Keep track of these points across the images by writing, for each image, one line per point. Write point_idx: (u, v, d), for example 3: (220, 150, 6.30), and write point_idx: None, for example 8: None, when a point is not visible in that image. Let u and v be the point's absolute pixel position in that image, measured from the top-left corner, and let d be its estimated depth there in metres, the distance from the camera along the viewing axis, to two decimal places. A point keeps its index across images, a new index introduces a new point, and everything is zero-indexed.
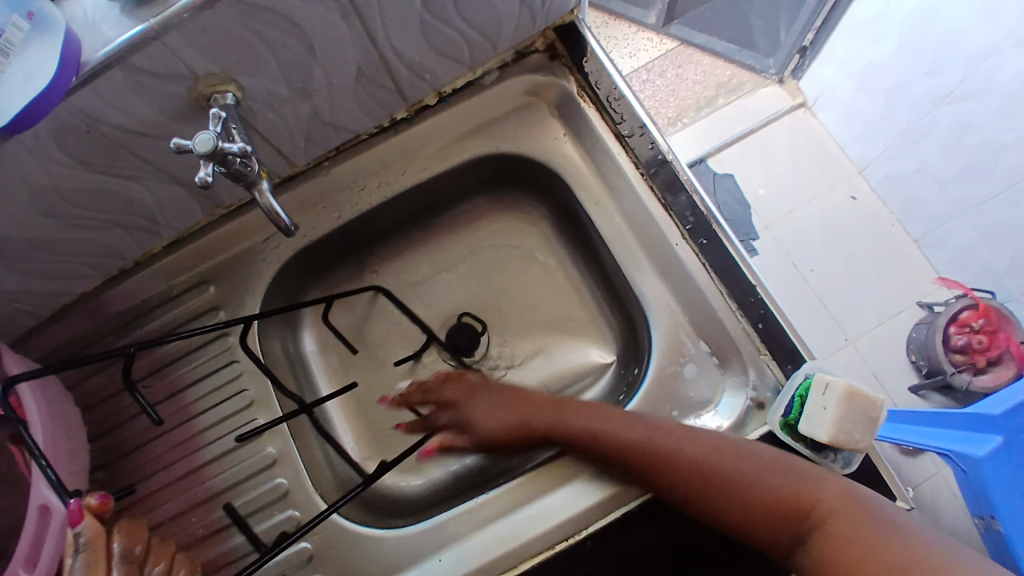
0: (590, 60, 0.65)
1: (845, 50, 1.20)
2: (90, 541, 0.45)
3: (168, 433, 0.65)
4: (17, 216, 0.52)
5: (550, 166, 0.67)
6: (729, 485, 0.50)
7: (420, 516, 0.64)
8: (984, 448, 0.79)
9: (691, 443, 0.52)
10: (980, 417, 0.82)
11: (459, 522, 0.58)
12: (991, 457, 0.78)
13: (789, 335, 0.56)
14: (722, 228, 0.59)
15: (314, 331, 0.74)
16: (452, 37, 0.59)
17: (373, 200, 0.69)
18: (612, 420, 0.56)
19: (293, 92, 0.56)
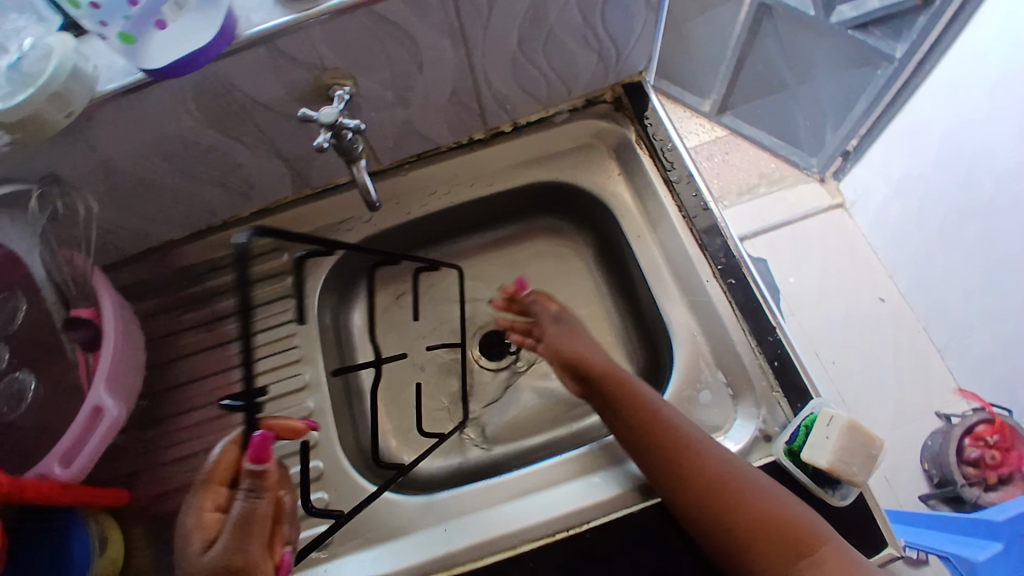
0: (650, 115, 0.73)
1: (885, 158, 1.30)
2: (263, 493, 0.47)
3: (221, 372, 0.73)
4: (144, 154, 0.62)
5: (602, 201, 0.74)
6: (750, 497, 0.52)
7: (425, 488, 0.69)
8: (983, 553, 0.79)
9: (720, 455, 0.55)
10: (980, 524, 0.83)
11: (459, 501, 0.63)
12: (989, 562, 0.77)
13: (803, 377, 0.60)
14: (751, 273, 0.64)
15: (362, 309, 0.80)
16: (535, 77, 0.69)
17: (440, 204, 0.77)
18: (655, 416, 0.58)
19: (395, 97, 0.66)
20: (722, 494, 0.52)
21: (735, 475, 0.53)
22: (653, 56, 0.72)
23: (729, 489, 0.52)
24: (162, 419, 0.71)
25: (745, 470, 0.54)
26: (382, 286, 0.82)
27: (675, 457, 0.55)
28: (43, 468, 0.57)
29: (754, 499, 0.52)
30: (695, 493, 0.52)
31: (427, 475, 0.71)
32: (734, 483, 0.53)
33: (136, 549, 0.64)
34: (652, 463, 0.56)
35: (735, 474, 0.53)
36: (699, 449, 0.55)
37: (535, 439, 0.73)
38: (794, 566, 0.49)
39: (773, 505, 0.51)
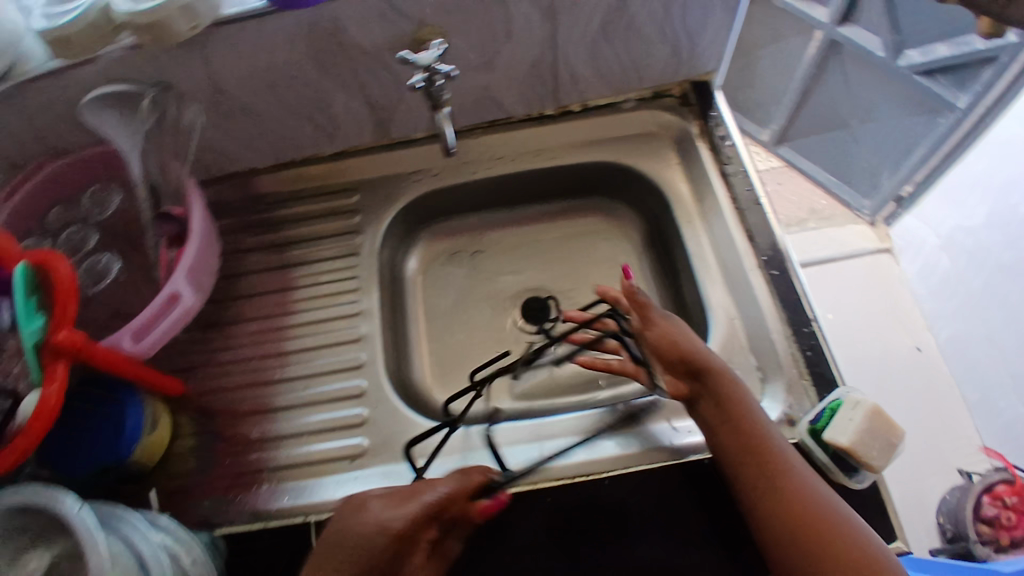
0: (716, 113, 0.77)
1: (949, 208, 1.30)
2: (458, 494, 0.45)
3: (281, 292, 0.78)
4: (250, 80, 0.68)
5: (657, 186, 0.78)
6: (832, 524, 0.49)
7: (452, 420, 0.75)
8: None
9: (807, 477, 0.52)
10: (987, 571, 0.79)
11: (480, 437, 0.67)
12: None
13: (832, 368, 0.62)
14: (794, 265, 0.67)
15: (419, 254, 0.86)
16: (611, 62, 0.74)
17: (505, 169, 0.81)
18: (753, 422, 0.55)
19: (480, 62, 0.71)
20: (802, 514, 0.49)
21: (821, 500, 0.50)
22: (724, 58, 0.76)
23: (810, 509, 0.50)
24: (221, 323, 0.77)
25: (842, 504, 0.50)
26: (438, 240, 0.87)
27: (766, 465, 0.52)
28: (116, 341, 0.63)
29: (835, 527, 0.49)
30: (777, 505, 0.50)
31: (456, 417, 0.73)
32: (817, 506, 0.50)
33: (182, 434, 0.71)
34: (738, 468, 0.53)
35: (822, 499, 0.50)
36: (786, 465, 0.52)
37: (563, 401, 0.76)
38: None
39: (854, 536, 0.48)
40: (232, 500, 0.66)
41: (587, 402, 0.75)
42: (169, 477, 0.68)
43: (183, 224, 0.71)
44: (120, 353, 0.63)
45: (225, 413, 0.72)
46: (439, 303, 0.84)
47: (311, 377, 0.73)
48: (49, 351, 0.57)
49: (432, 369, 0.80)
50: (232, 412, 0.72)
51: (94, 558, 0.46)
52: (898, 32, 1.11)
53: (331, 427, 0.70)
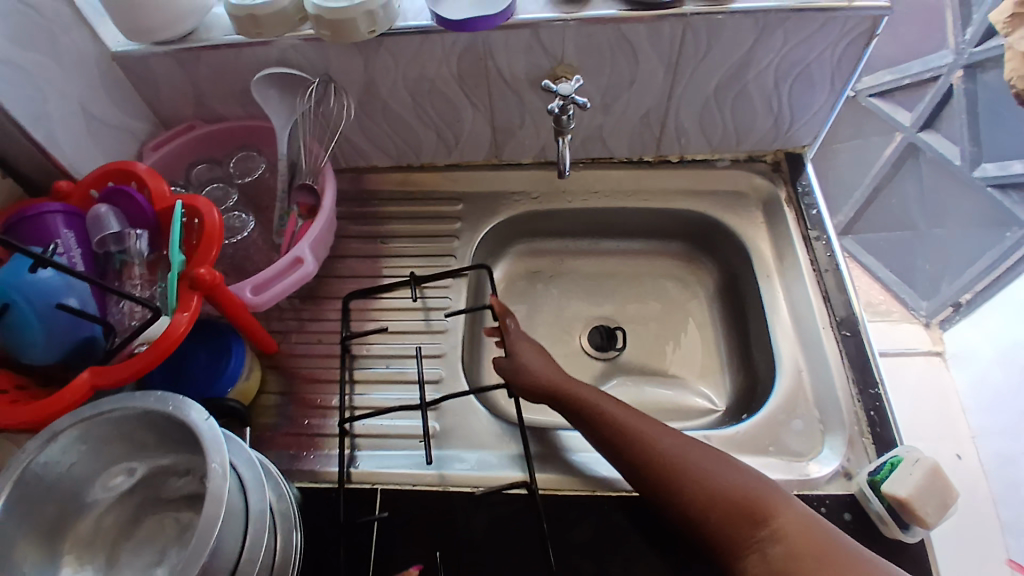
0: (804, 183, 0.83)
1: (999, 327, 1.27)
2: None
3: (373, 277, 0.84)
4: (399, 85, 0.76)
5: (740, 240, 0.83)
6: (706, 476, 0.55)
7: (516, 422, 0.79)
8: None
9: (680, 445, 0.58)
10: None
11: (543, 440, 0.70)
12: None
13: (893, 431, 0.65)
14: (866, 329, 0.71)
15: (503, 268, 0.92)
16: (716, 123, 0.80)
17: (599, 203, 0.88)
18: (613, 412, 0.62)
19: (601, 104, 0.78)
20: (677, 475, 0.56)
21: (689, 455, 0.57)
22: (819, 136, 0.82)
23: (684, 471, 0.56)
24: (317, 297, 0.82)
25: (708, 461, 0.56)
26: (523, 257, 0.93)
27: (639, 447, 0.59)
28: (239, 291, 0.68)
29: (710, 477, 0.55)
30: (655, 476, 0.57)
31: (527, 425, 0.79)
32: (690, 463, 0.56)
33: (267, 389, 0.76)
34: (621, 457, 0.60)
35: (689, 457, 0.57)
36: (657, 438, 0.59)
37: None
38: (754, 537, 0.51)
39: (728, 478, 0.55)
40: (303, 457, 0.70)
41: None
42: (256, 422, 0.73)
43: (319, 197, 0.77)
44: (241, 303, 0.68)
45: (306, 378, 0.76)
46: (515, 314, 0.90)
47: (391, 357, 0.77)
48: (189, 282, 0.62)
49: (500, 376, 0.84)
50: (313, 376, 0.76)
51: (215, 458, 0.49)
52: (978, 143, 1.17)
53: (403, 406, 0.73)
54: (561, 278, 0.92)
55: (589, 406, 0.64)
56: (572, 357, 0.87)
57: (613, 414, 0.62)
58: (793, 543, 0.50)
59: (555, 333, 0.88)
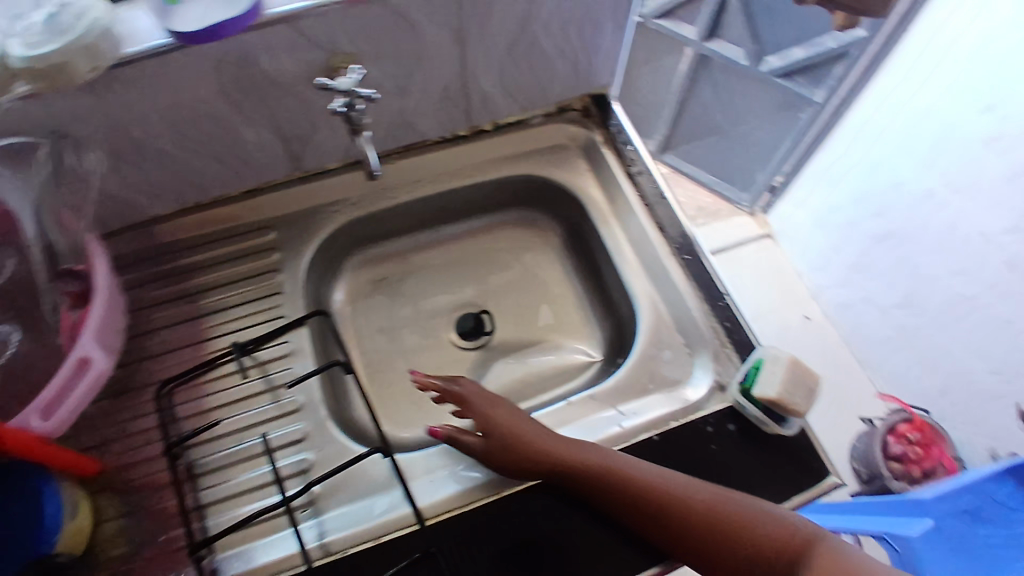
0: (615, 122, 0.83)
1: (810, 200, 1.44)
2: None
3: (194, 344, 0.73)
4: (155, 119, 0.65)
5: (572, 193, 0.82)
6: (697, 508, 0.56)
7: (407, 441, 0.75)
8: (913, 529, 0.61)
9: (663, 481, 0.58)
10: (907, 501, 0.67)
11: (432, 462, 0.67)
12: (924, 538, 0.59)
13: (748, 332, 0.69)
14: (703, 248, 0.74)
15: (346, 286, 0.85)
16: (516, 81, 0.78)
17: (426, 192, 0.82)
18: (590, 457, 0.61)
19: (394, 88, 0.73)
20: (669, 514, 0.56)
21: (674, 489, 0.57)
22: (617, 72, 0.83)
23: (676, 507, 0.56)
24: (134, 389, 0.70)
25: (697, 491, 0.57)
26: (363, 268, 0.86)
27: (625, 491, 0.58)
28: (23, 423, 0.57)
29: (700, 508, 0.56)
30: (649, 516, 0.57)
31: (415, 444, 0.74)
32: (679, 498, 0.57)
33: (105, 518, 0.64)
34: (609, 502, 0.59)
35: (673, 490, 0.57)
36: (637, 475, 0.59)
37: (513, 409, 0.77)
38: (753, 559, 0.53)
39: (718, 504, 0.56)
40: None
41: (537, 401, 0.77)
42: (104, 559, 0.62)
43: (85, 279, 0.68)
44: (33, 434, 0.57)
45: (150, 486, 0.66)
46: (376, 325, 0.84)
47: (243, 429, 0.69)
48: None
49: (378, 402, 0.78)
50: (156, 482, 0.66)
51: None
52: None
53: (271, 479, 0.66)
54: (408, 276, 0.87)
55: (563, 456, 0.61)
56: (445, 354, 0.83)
57: (589, 460, 0.61)
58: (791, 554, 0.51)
59: (418, 338, 0.83)
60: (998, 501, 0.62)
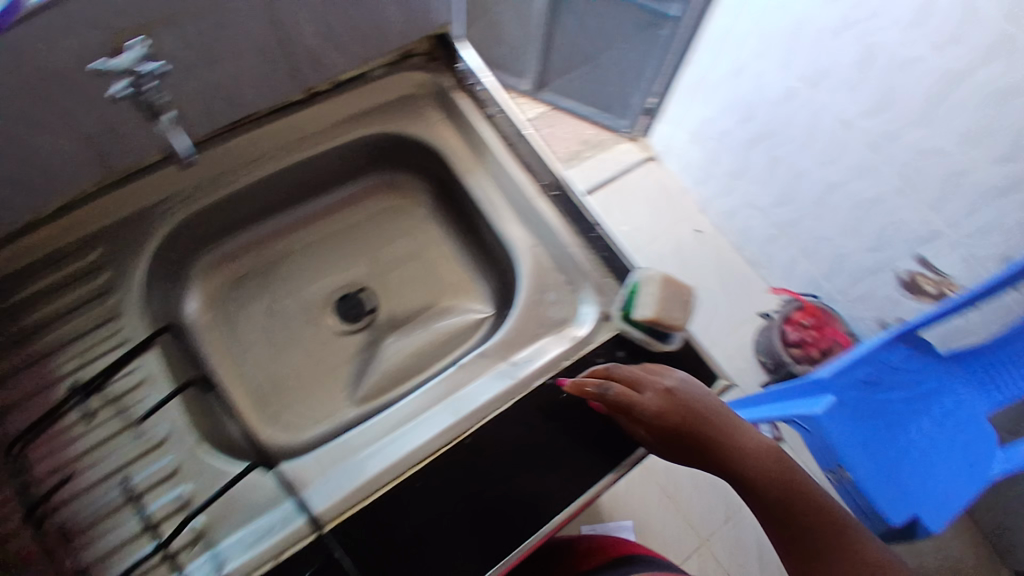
0: (462, 66, 0.76)
1: (682, 114, 1.49)
2: None
3: (37, 395, 0.61)
4: None
5: (431, 147, 0.75)
6: (794, 494, 0.57)
7: (298, 434, 0.71)
8: (821, 407, 1.01)
9: (771, 460, 0.59)
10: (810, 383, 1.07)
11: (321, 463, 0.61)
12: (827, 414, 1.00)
13: (624, 259, 0.67)
14: (570, 183, 0.70)
15: (199, 293, 0.76)
16: (343, 33, 0.68)
17: (268, 171, 0.73)
18: (716, 425, 0.59)
19: (202, 59, 0.61)
20: (775, 493, 0.57)
21: (776, 472, 0.58)
22: (456, 7, 0.74)
23: (778, 488, 0.58)
24: None
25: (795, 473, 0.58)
26: (219, 265, 0.78)
27: (736, 462, 0.59)
28: None
29: (795, 493, 0.57)
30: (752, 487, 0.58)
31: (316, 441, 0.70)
32: (782, 482, 0.58)
33: None
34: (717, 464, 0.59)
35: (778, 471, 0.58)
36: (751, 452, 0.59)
37: (410, 383, 0.74)
38: (833, 546, 0.55)
39: (809, 491, 0.58)
40: None
41: (429, 368, 0.75)
42: None
43: None
44: None
45: None
46: (241, 328, 0.77)
47: (106, 478, 0.59)
48: None
49: (258, 410, 0.72)
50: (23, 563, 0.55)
51: None
52: None
53: (147, 524, 0.57)
54: (272, 261, 0.80)
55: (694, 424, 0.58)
56: (325, 343, 0.77)
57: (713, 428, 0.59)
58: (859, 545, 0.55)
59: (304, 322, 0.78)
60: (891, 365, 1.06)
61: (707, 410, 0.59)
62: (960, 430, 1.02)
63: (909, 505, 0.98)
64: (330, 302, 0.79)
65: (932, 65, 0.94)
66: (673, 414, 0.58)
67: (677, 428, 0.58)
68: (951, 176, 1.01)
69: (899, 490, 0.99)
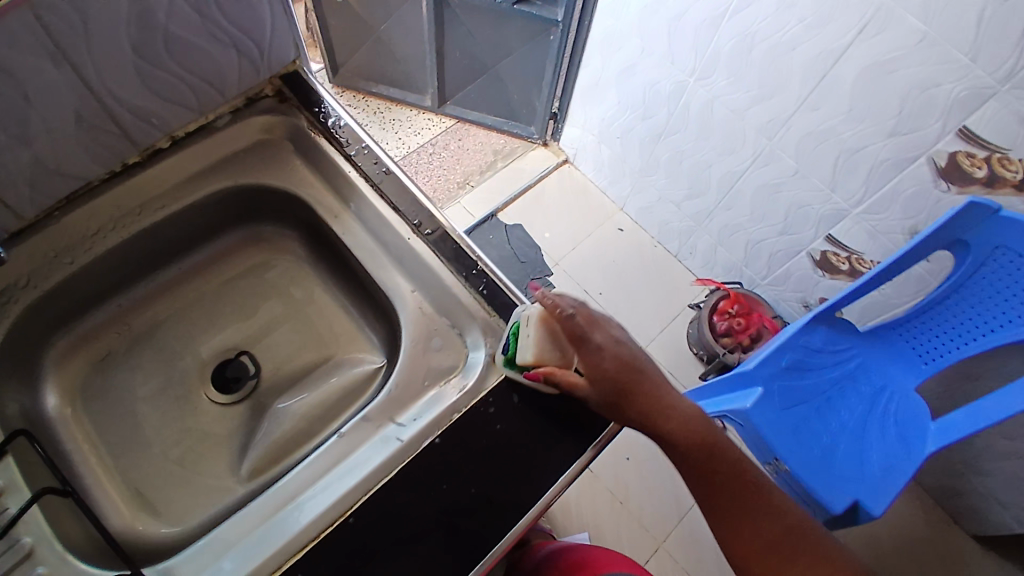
0: (321, 103, 0.71)
1: (585, 115, 1.47)
2: None
3: None
4: None
5: (293, 193, 0.70)
6: (715, 450, 0.65)
7: (184, 522, 0.62)
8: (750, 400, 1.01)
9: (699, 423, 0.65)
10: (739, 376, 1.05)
11: (195, 559, 0.53)
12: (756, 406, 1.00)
13: (508, 294, 0.63)
14: (448, 222, 0.66)
15: (58, 385, 0.64)
16: (175, 85, 0.62)
17: (110, 243, 0.64)
18: (662, 396, 0.63)
19: (12, 138, 0.54)
20: (704, 450, 0.65)
21: (704, 432, 0.65)
22: (301, 44, 0.69)
23: (705, 446, 0.65)
24: None
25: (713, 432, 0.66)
26: (79, 346, 0.66)
27: (679, 430, 0.63)
28: None
29: (715, 450, 0.65)
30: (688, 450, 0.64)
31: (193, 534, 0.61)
32: (708, 441, 0.65)
33: None
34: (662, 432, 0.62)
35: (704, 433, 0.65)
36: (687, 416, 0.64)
37: (302, 451, 0.66)
38: (737, 488, 0.66)
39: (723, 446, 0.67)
40: None
41: (323, 426, 0.67)
42: None
43: None
44: None
45: None
46: (110, 414, 0.66)
47: None
48: None
49: (141, 506, 0.62)
50: None
51: None
52: None
53: None
54: (138, 334, 0.70)
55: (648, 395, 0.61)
56: (205, 420, 0.68)
57: (660, 399, 0.62)
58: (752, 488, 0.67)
59: (172, 403, 0.68)
60: (812, 346, 1.07)
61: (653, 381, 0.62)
62: (886, 406, 1.04)
63: (849, 488, 0.98)
64: (205, 374, 0.70)
65: (808, 48, 0.94)
66: (630, 386, 0.60)
67: (618, 374, 0.60)
68: (845, 154, 1.01)
69: (836, 473, 0.99)
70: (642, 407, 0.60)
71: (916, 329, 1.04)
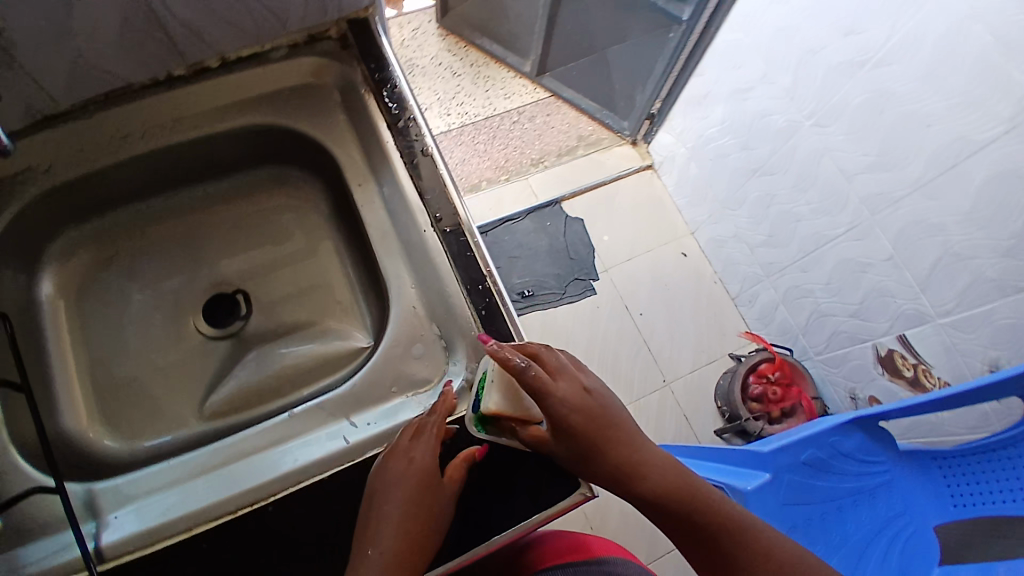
0: (381, 60, 0.67)
1: (682, 126, 1.36)
2: None
3: None
4: None
5: (324, 146, 0.66)
6: (696, 502, 0.54)
7: (131, 444, 0.62)
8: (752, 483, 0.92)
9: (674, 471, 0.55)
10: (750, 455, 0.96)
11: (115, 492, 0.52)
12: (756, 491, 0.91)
13: (506, 321, 0.58)
14: (469, 224, 0.61)
15: (57, 271, 0.65)
16: (234, 10, 0.59)
17: (137, 151, 0.63)
18: (625, 445, 0.54)
19: (55, 31, 0.51)
20: (680, 501, 0.54)
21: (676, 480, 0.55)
22: None
23: (677, 498, 0.54)
24: None
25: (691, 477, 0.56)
26: (91, 240, 0.68)
27: (642, 481, 0.54)
28: None
29: (695, 500, 0.54)
30: (659, 501, 0.54)
31: (134, 459, 0.61)
32: (685, 490, 0.54)
33: None
34: (626, 484, 0.54)
35: (680, 484, 0.55)
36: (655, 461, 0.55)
37: (261, 410, 0.64)
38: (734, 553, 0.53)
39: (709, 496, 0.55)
40: None
41: (287, 391, 0.65)
42: None
43: None
44: None
45: None
46: (99, 313, 0.67)
47: None
48: None
49: (100, 415, 0.62)
50: None
51: None
52: None
53: None
54: (148, 243, 0.70)
55: (604, 448, 0.52)
56: (184, 348, 0.68)
57: (622, 448, 0.54)
58: (758, 553, 0.53)
59: (161, 323, 0.68)
60: (840, 449, 0.96)
61: (614, 428, 0.54)
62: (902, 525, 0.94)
63: None
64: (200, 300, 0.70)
65: (941, 129, 0.81)
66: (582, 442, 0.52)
67: (583, 430, 0.52)
68: (948, 258, 0.87)
69: None
70: (596, 464, 0.52)
71: (956, 466, 0.91)
